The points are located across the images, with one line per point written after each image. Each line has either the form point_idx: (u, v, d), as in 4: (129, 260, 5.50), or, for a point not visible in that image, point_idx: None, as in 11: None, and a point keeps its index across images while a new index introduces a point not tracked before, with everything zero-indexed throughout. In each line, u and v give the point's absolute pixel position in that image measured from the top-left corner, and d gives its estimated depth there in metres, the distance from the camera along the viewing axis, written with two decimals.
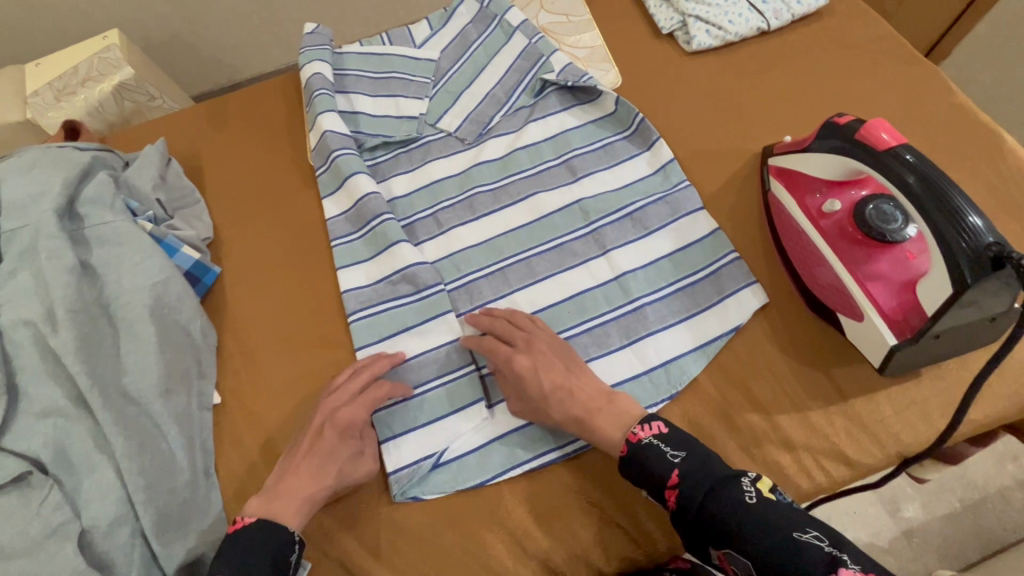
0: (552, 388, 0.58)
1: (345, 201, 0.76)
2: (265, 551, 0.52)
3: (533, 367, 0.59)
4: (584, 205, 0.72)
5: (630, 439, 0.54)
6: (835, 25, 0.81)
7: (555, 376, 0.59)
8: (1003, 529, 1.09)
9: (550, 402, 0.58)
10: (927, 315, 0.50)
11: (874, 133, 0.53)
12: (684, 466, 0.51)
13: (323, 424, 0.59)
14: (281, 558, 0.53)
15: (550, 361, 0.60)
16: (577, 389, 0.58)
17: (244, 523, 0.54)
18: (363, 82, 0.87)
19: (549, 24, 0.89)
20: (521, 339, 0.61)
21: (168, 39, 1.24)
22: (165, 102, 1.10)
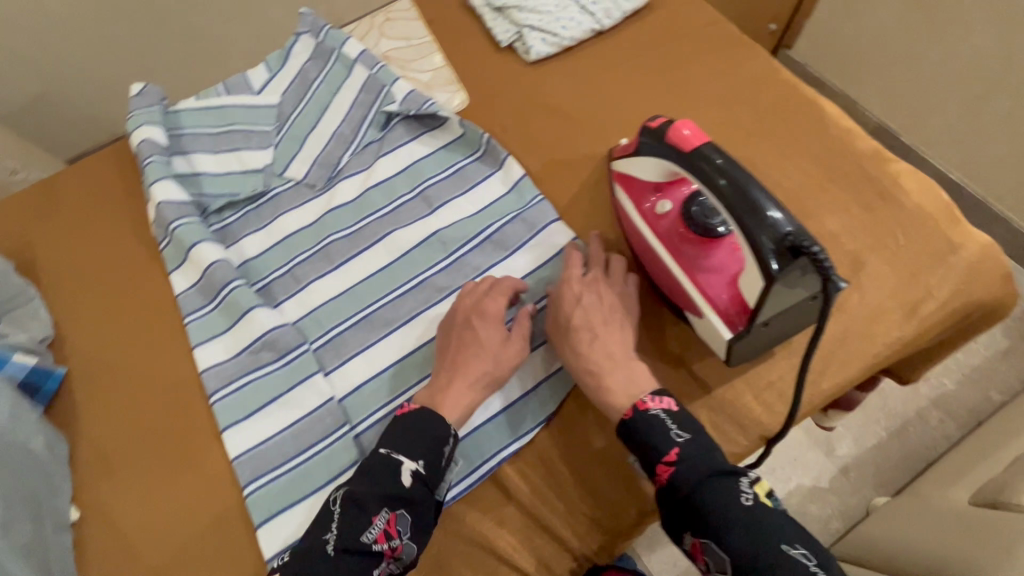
0: (582, 322, 0.57)
1: (193, 273, 0.71)
2: (421, 437, 0.53)
3: (583, 297, 0.58)
4: (442, 236, 0.71)
5: (637, 406, 0.53)
6: (666, 15, 0.83)
7: (592, 318, 0.57)
8: (926, 448, 1.17)
9: (571, 333, 0.57)
10: (753, 306, 0.51)
11: (681, 134, 0.54)
12: (685, 448, 0.50)
13: (470, 317, 0.59)
14: (436, 447, 0.53)
15: (596, 303, 0.58)
16: (604, 337, 0.56)
17: (409, 410, 0.55)
18: (202, 140, 0.82)
19: (390, 50, 0.87)
20: (590, 274, 0.61)
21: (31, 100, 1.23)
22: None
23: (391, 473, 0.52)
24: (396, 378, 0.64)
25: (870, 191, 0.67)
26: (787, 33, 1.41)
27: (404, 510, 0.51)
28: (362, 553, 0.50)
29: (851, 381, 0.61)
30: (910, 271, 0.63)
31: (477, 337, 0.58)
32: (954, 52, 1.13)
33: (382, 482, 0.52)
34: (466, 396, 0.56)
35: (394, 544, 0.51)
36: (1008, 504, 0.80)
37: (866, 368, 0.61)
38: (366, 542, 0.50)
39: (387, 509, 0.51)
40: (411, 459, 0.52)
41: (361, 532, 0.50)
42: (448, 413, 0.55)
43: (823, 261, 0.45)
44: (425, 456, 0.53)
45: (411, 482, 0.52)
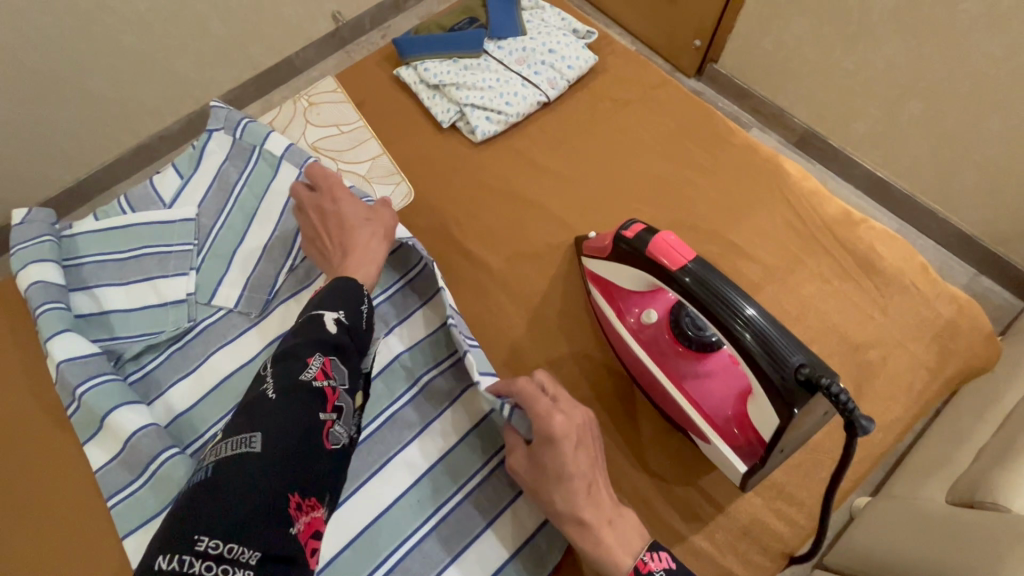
0: (579, 470, 0.49)
1: (111, 443, 0.60)
2: (334, 291, 0.56)
3: (576, 437, 0.50)
4: (404, 362, 0.63)
5: (637, 569, 0.46)
6: (611, 79, 0.79)
7: (581, 463, 0.49)
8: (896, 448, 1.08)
9: (565, 484, 0.49)
10: (766, 438, 0.47)
11: (660, 249, 0.49)
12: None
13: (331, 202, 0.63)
14: (353, 303, 0.56)
15: (587, 442, 0.51)
16: (593, 484, 0.50)
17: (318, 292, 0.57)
18: (107, 270, 0.70)
19: (319, 141, 0.79)
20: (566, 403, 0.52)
21: None
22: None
23: (316, 326, 0.53)
24: (366, 545, 0.54)
25: (846, 260, 0.65)
26: (712, 48, 1.33)
27: (336, 357, 0.51)
28: (306, 392, 0.48)
29: (861, 474, 0.58)
30: (895, 343, 0.61)
31: (339, 215, 0.63)
32: (868, 64, 1.07)
33: (307, 334, 0.52)
34: (372, 255, 0.61)
35: (332, 384, 0.50)
36: (985, 503, 0.63)
37: (875, 458, 0.58)
38: (305, 380, 0.48)
39: (321, 353, 0.50)
40: (333, 311, 0.54)
41: (297, 372, 0.49)
42: (358, 276, 0.59)
43: (843, 400, 0.40)
44: (345, 309, 0.55)
45: (335, 328, 0.53)
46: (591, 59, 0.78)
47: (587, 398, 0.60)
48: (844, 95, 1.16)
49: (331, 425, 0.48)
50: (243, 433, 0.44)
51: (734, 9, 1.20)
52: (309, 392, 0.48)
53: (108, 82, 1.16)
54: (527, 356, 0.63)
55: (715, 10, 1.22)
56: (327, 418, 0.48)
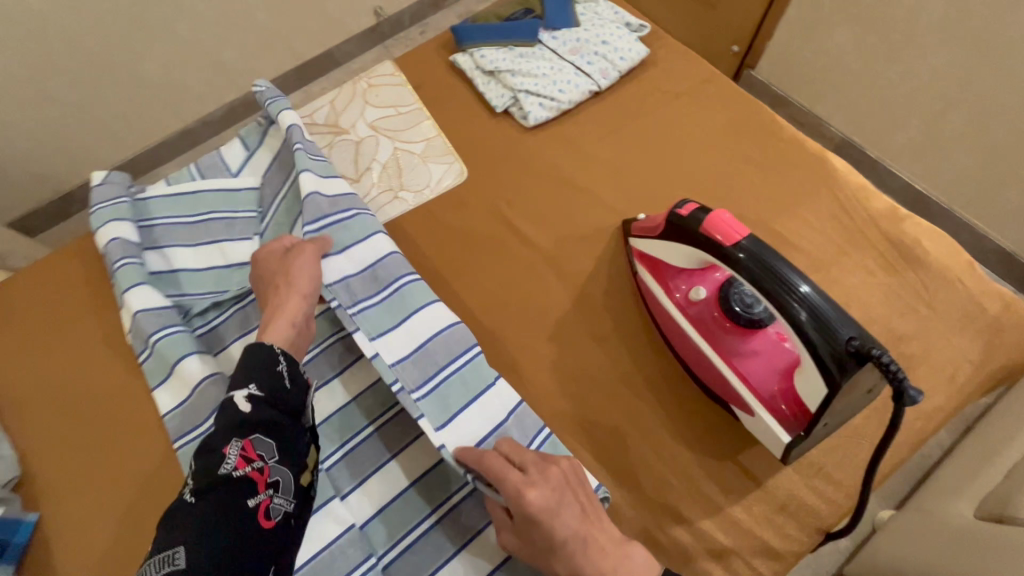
0: (570, 533, 0.45)
1: (179, 389, 0.64)
2: (241, 363, 0.50)
3: (556, 503, 0.46)
4: (332, 422, 0.61)
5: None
6: (661, 72, 0.81)
7: (570, 524, 0.46)
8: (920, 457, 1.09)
9: (561, 554, 0.45)
10: (812, 409, 0.49)
11: (715, 226, 0.51)
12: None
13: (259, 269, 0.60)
14: (267, 366, 0.49)
15: (569, 501, 0.47)
16: (594, 538, 0.46)
17: None
18: (177, 231, 0.74)
19: (377, 119, 0.82)
20: (534, 466, 0.48)
21: None
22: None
23: (229, 408, 0.47)
24: (412, 500, 0.58)
25: (891, 253, 0.66)
26: (749, 54, 1.33)
27: (258, 433, 0.46)
28: (226, 486, 0.43)
29: (897, 460, 0.59)
30: (938, 336, 0.62)
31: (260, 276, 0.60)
32: (911, 72, 1.08)
33: (221, 417, 0.46)
34: (285, 310, 0.55)
35: (259, 466, 0.45)
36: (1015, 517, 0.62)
37: (912, 445, 0.59)
38: (224, 474, 0.43)
39: (236, 437, 0.45)
40: (242, 386, 0.48)
41: (215, 466, 0.43)
42: (273, 336, 0.53)
43: (894, 370, 0.41)
44: (254, 378, 0.48)
45: (249, 404, 0.47)
46: (642, 52, 0.80)
47: (630, 372, 0.62)
48: (881, 103, 1.16)
49: (264, 504, 0.44)
50: (165, 547, 0.39)
51: (773, 15, 1.21)
52: (229, 487, 0.43)
53: (168, 64, 1.22)
54: (572, 329, 0.65)
55: (755, 16, 1.23)
56: (259, 501, 0.44)
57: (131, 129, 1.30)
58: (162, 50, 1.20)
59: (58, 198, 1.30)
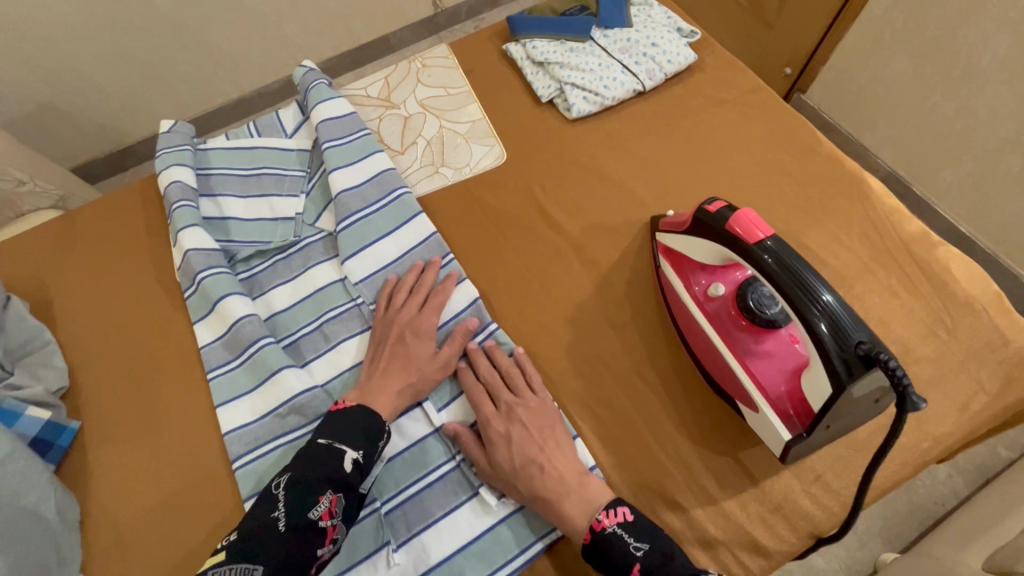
0: (525, 457, 0.55)
1: (218, 326, 0.69)
2: (360, 428, 0.56)
3: (513, 433, 0.57)
4: (346, 378, 0.66)
5: (593, 527, 0.51)
6: (707, 79, 0.83)
7: (526, 451, 0.56)
8: (932, 503, 1.06)
9: (514, 474, 0.55)
10: (815, 408, 0.50)
11: (742, 223, 0.52)
12: (645, 561, 0.49)
13: (403, 333, 0.63)
14: (374, 439, 0.56)
15: (527, 432, 0.57)
16: (550, 466, 0.55)
17: (347, 405, 0.58)
18: (231, 183, 0.79)
19: (427, 99, 0.86)
20: (505, 403, 0.59)
21: (38, 111, 1.24)
22: (37, 184, 1.05)
23: (336, 459, 0.53)
24: (418, 455, 0.61)
25: (919, 276, 0.66)
26: (802, 76, 1.32)
27: (344, 493, 0.52)
28: (308, 531, 0.49)
29: (900, 478, 0.59)
30: (956, 363, 0.62)
31: (410, 349, 0.62)
32: (962, 109, 1.06)
33: (322, 466, 0.52)
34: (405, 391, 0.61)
35: (335, 525, 0.51)
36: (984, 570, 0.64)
37: (915, 464, 0.59)
38: (311, 519, 0.50)
39: (331, 490, 0.51)
40: (354, 448, 0.54)
41: (307, 508, 0.50)
42: (383, 409, 0.59)
43: (899, 376, 0.42)
44: (366, 445, 0.55)
45: (351, 467, 0.53)
46: (690, 57, 0.82)
47: (641, 360, 0.64)
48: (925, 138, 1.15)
49: (321, 557, 0.50)
50: (246, 562, 0.47)
51: (830, 40, 1.21)
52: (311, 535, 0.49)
53: (236, 34, 1.30)
54: (590, 314, 0.68)
55: (813, 38, 1.23)
56: (320, 555, 0.50)
57: (190, 92, 1.38)
58: (231, 21, 1.27)
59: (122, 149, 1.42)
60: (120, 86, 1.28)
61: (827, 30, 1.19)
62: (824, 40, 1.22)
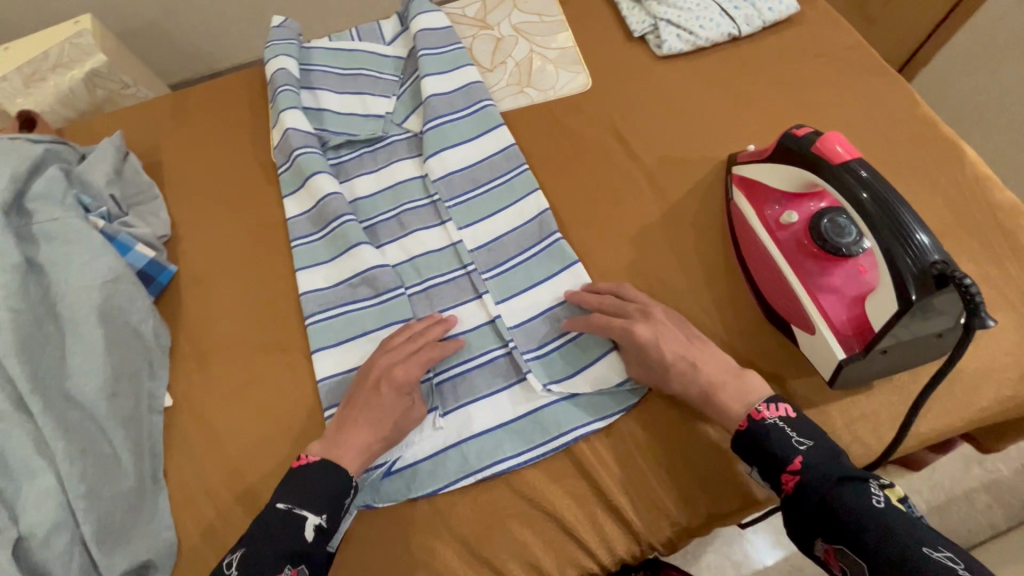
0: (679, 353, 0.56)
1: (307, 200, 0.74)
2: (322, 488, 0.54)
3: (661, 336, 0.57)
4: (416, 263, 0.71)
5: (751, 416, 0.52)
6: (805, 33, 0.81)
7: (678, 347, 0.56)
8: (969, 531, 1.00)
9: (674, 377, 0.56)
10: (875, 331, 0.51)
11: (830, 146, 0.53)
12: (807, 455, 0.49)
13: (380, 380, 0.58)
14: (336, 500, 0.54)
15: (671, 332, 0.57)
16: (702, 359, 0.56)
17: (308, 461, 0.55)
18: (329, 78, 0.84)
19: (521, 23, 0.88)
20: (636, 310, 0.59)
21: (145, 25, 1.33)
22: (139, 90, 1.15)
23: (295, 529, 0.52)
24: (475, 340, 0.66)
25: (1002, 246, 0.64)
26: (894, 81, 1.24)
27: (304, 566, 0.52)
28: None
29: (948, 432, 0.59)
30: None
31: (380, 401, 0.57)
32: None
33: (281, 539, 0.51)
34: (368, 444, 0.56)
35: None
36: None
37: (967, 422, 0.58)
38: None
39: (290, 567, 0.51)
40: (316, 513, 0.53)
41: None
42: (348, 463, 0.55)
43: (972, 294, 0.43)
44: (328, 510, 0.53)
45: (313, 534, 0.53)
46: (792, 8, 0.81)
47: (700, 285, 0.66)
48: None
49: None
50: None
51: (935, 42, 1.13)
52: None
53: None
54: (655, 237, 0.69)
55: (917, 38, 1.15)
56: None
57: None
58: None
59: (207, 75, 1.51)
60: (221, 9, 1.36)
61: (935, 32, 1.11)
62: (928, 40, 1.13)
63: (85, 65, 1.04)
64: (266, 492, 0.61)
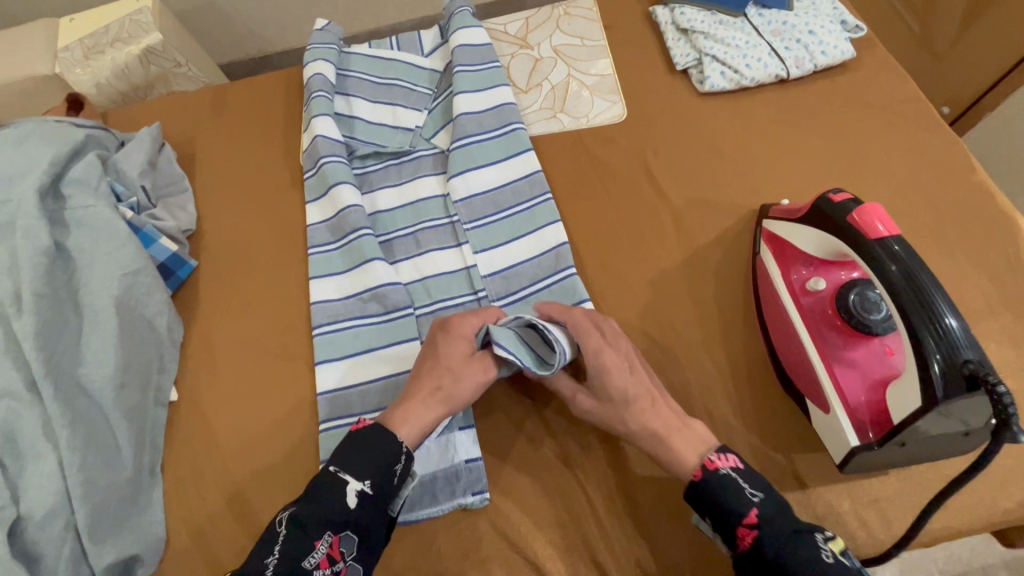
0: (639, 390, 0.55)
1: (328, 208, 0.75)
2: (372, 454, 0.51)
3: (624, 365, 0.55)
4: (427, 283, 0.70)
5: (705, 465, 0.51)
6: (859, 81, 0.77)
7: (639, 382, 0.55)
8: None
9: (629, 413, 0.54)
10: (893, 421, 0.48)
11: (866, 220, 0.49)
12: (761, 508, 0.48)
13: (438, 335, 0.57)
14: (385, 465, 0.52)
15: (634, 364, 0.56)
16: (661, 404, 0.55)
17: (365, 424, 0.54)
18: (364, 86, 0.84)
19: (561, 45, 0.86)
20: (608, 329, 0.58)
21: (200, 5, 1.36)
22: (190, 70, 1.16)
23: (339, 494, 0.50)
24: None
25: None
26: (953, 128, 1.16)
27: (350, 531, 0.50)
28: None
29: (966, 532, 0.55)
30: None
31: (440, 360, 0.56)
32: None
33: (327, 505, 0.49)
34: (420, 399, 0.55)
35: (339, 568, 0.49)
36: None
37: (988, 522, 0.54)
38: (308, 567, 0.48)
39: (331, 532, 0.49)
40: (359, 479, 0.51)
41: (303, 557, 0.48)
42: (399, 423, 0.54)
43: (1004, 402, 0.40)
44: (373, 475, 0.51)
45: (357, 501, 0.50)
46: (847, 53, 0.76)
47: (714, 340, 0.63)
48: None
49: None
50: None
51: (1001, 90, 1.04)
52: None
53: None
54: (672, 284, 0.67)
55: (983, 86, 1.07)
56: None
57: (335, 13, 1.46)
58: None
59: (254, 58, 1.54)
60: None
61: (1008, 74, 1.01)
62: (990, 91, 1.05)
63: (142, 42, 1.06)
64: (255, 500, 0.62)
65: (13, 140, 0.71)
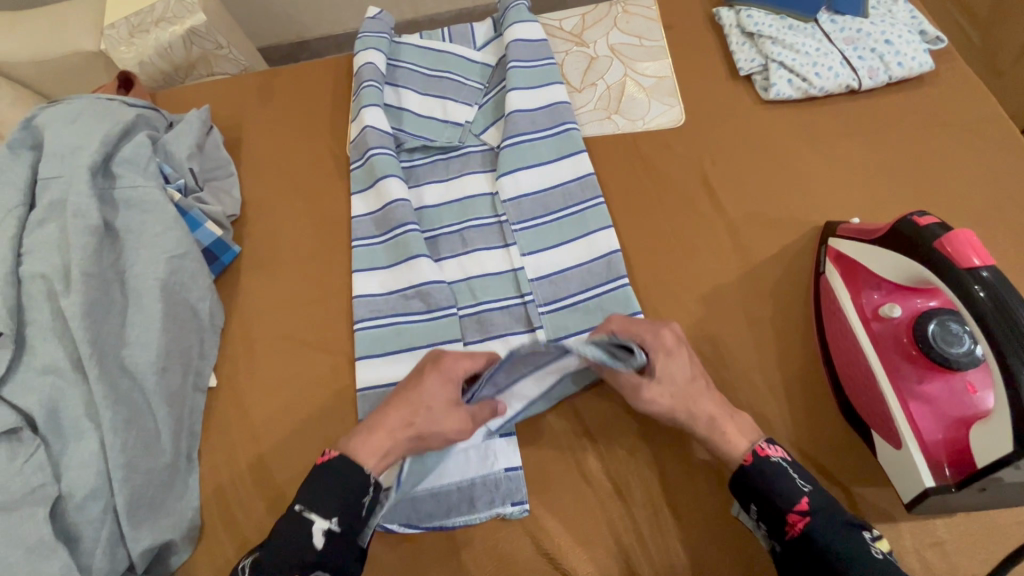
0: (694, 374, 0.53)
1: (374, 201, 0.73)
2: (337, 489, 0.49)
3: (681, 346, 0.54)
4: (472, 283, 0.68)
5: (756, 451, 0.50)
6: (934, 96, 0.73)
7: (694, 367, 0.54)
8: None
9: (690, 394, 0.52)
10: (977, 466, 0.45)
11: (958, 249, 0.46)
12: (813, 498, 0.47)
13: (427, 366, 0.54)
14: (352, 497, 0.49)
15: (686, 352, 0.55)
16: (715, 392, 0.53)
17: (329, 456, 0.51)
18: (414, 77, 0.82)
19: (619, 44, 0.83)
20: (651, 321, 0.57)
21: None
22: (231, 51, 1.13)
23: (308, 532, 0.48)
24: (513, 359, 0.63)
25: None
26: None
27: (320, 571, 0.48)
28: None
29: None
30: None
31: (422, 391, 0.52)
32: None
33: (294, 547, 0.47)
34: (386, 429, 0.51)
35: None
36: None
37: None
38: None
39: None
40: (325, 517, 0.48)
41: None
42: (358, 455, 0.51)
43: None
44: (340, 513, 0.49)
45: (324, 541, 0.48)
46: (926, 65, 0.72)
47: (771, 361, 0.60)
48: None
49: None
50: None
51: None
52: None
53: None
54: (728, 299, 0.64)
55: None
56: None
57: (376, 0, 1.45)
58: None
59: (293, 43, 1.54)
60: None
61: None
62: None
63: (186, 22, 1.03)
64: (290, 493, 0.61)
65: (66, 116, 0.71)
